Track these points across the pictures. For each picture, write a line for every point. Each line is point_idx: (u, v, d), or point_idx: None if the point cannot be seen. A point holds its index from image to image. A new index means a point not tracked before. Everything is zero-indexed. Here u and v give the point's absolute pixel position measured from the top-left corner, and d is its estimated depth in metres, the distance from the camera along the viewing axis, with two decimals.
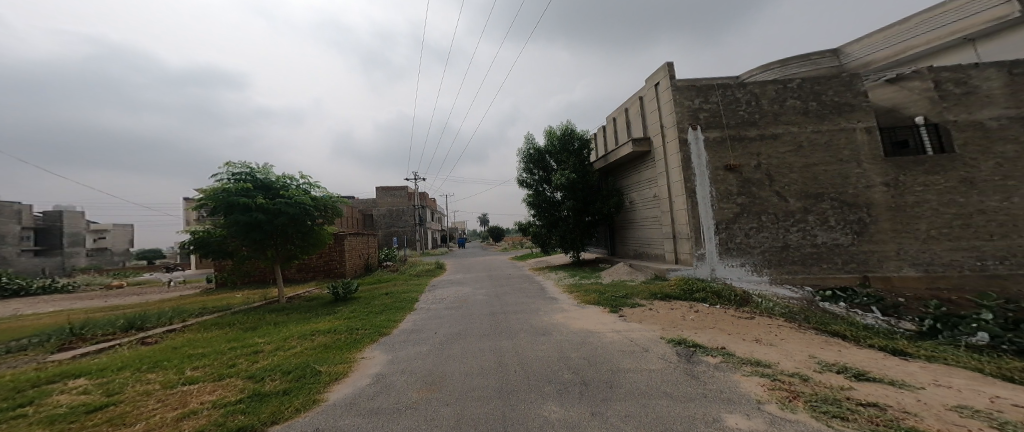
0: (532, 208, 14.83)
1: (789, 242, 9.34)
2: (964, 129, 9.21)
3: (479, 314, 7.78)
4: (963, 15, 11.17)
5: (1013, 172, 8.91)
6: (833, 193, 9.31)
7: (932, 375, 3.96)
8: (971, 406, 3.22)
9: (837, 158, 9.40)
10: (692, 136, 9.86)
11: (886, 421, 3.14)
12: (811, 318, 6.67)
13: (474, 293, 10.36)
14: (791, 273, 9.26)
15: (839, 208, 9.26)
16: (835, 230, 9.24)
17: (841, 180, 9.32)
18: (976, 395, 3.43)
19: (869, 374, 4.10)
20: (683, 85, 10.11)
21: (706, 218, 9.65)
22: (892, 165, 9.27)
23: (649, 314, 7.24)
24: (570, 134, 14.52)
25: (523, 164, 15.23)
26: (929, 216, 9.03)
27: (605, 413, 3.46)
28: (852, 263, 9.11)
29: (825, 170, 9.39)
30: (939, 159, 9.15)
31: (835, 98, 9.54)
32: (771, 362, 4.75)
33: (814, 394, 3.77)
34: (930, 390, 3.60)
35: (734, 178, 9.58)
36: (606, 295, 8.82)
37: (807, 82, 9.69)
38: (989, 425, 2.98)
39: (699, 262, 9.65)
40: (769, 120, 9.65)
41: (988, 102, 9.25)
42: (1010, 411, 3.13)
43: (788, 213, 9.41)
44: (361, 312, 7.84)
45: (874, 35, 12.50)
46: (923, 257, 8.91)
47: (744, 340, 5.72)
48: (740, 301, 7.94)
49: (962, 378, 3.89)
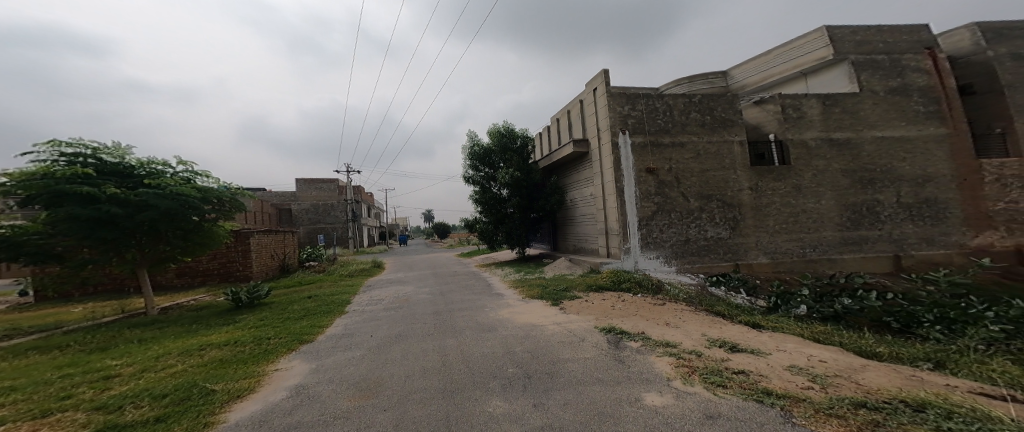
0: (478, 205, 15.02)
1: (690, 236, 10.55)
2: (798, 146, 11.02)
3: (423, 314, 7.85)
4: (805, 52, 12.76)
5: (826, 182, 11.01)
6: (719, 194, 10.68)
7: (776, 342, 4.85)
8: (799, 365, 4.04)
9: (722, 165, 10.79)
10: (623, 140, 10.66)
11: (750, 385, 3.85)
12: (703, 301, 7.71)
13: (411, 292, 10.45)
14: (691, 263, 10.54)
15: (723, 207, 10.66)
16: (719, 226, 10.64)
17: (724, 184, 10.72)
18: (801, 355, 4.30)
19: (739, 346, 4.94)
20: (615, 92, 10.87)
21: (630, 215, 10.49)
22: (754, 173, 10.88)
23: (586, 305, 7.85)
24: (512, 132, 14.94)
25: (468, 161, 15.33)
26: (778, 214, 10.79)
27: (546, 403, 3.80)
28: (730, 253, 10.65)
29: (714, 175, 10.73)
30: (782, 169, 10.92)
31: (723, 113, 10.92)
32: (677, 342, 5.48)
33: (705, 367, 4.46)
34: (776, 354, 4.44)
35: (652, 179, 10.56)
36: (549, 289, 9.32)
37: (706, 98, 10.96)
38: (808, 378, 3.78)
39: (624, 255, 10.45)
40: (679, 130, 10.77)
41: (809, 125, 11.15)
42: (821, 366, 4.00)
43: (692, 211, 10.61)
44: (272, 319, 7.56)
45: (756, 59, 14.38)
46: (771, 246, 10.69)
47: (657, 324, 6.45)
48: (655, 289, 8.90)
49: (795, 342, 4.82)
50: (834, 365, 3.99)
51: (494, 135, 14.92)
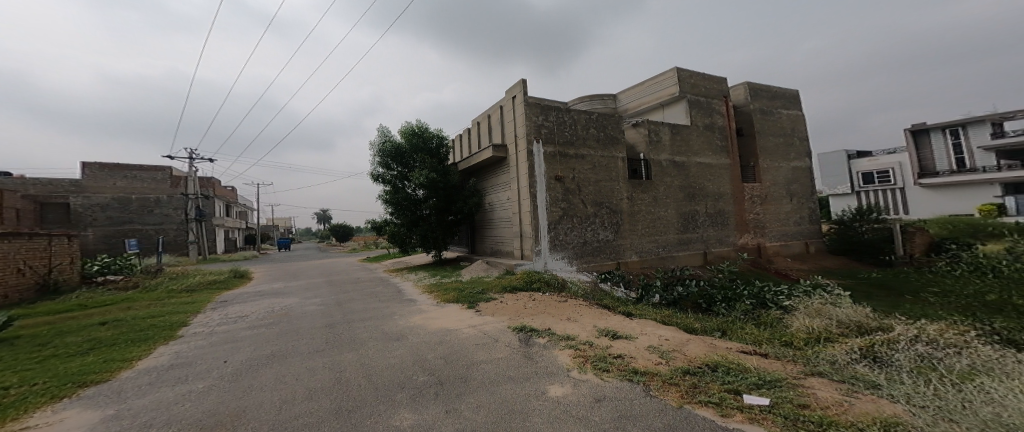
0: (390, 206, 14.53)
1: (587, 238, 11.72)
2: (656, 165, 13.14)
3: (314, 326, 7.35)
4: (659, 87, 14.75)
5: (671, 195, 13.42)
6: (608, 202, 12.12)
7: (643, 327, 5.85)
8: (656, 345, 4.99)
9: (610, 176, 12.25)
10: (537, 148, 11.19)
11: (626, 367, 4.52)
12: (595, 296, 8.72)
13: (292, 304, 9.67)
14: (588, 262, 11.73)
15: (611, 213, 12.14)
16: (607, 229, 12.07)
17: (611, 193, 12.20)
18: (656, 337, 5.35)
19: (618, 332, 5.77)
20: (531, 102, 11.43)
21: (542, 219, 11.14)
22: (632, 185, 12.67)
23: (501, 307, 8.14)
24: (432, 134, 14.90)
25: (378, 158, 14.73)
26: (644, 221, 12.81)
27: (459, 408, 3.71)
28: (613, 252, 12.16)
29: (604, 185, 12.10)
30: (646, 183, 12.92)
31: (612, 131, 12.46)
32: (575, 334, 6.05)
33: (595, 355, 5.07)
34: (641, 337, 5.42)
35: (559, 187, 11.38)
36: (465, 292, 9.48)
37: (602, 116, 12.33)
38: (660, 354, 4.67)
39: (535, 256, 10.97)
40: (580, 143, 11.85)
41: (660, 149, 13.24)
42: (665, 344, 5.06)
43: (589, 218, 11.80)
44: (26, 357, 5.55)
45: (629, 89, 16.19)
46: (639, 246, 12.65)
47: (559, 319, 7.06)
48: (561, 286, 9.66)
49: (658, 326, 5.88)
50: (672, 341, 5.17)
51: (407, 134, 14.61)
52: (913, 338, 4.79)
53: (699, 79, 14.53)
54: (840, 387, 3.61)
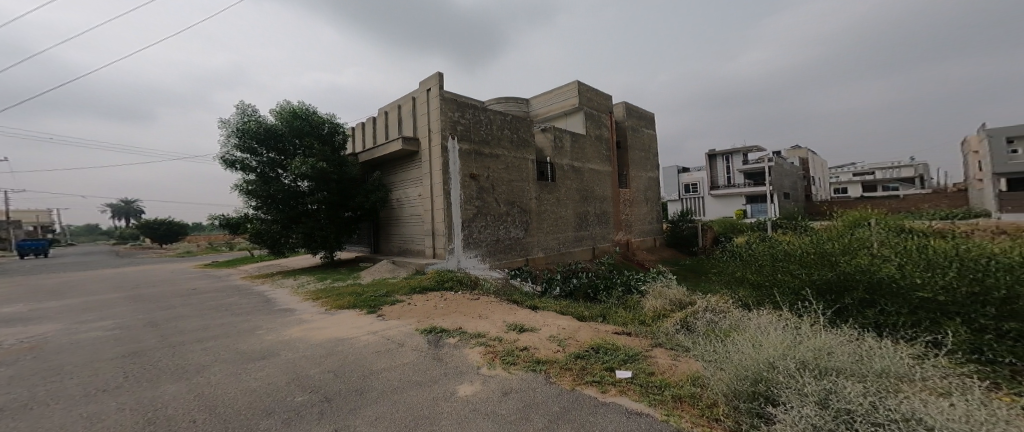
0: (263, 199, 12.87)
1: (499, 236, 12.06)
2: (559, 168, 14.13)
3: (128, 348, 5.45)
4: (563, 98, 15.86)
5: (569, 197, 14.52)
6: (519, 202, 12.67)
7: (548, 319, 6.24)
8: (557, 335, 5.41)
9: (521, 177, 12.78)
10: (452, 145, 11.11)
11: (532, 358, 4.79)
12: (507, 292, 9.03)
13: (54, 333, 6.46)
14: (500, 259, 12.08)
15: (522, 212, 12.72)
16: (518, 227, 12.59)
17: (522, 193, 12.75)
18: (556, 326, 5.83)
19: (525, 325, 6.11)
20: (447, 97, 11.17)
21: (456, 217, 11.03)
22: (540, 186, 13.42)
23: (407, 309, 7.81)
24: (309, 119, 13.53)
25: (245, 143, 12.89)
26: (548, 220, 13.64)
27: (353, 423, 3.35)
28: (523, 250, 12.73)
29: (516, 185, 12.59)
30: (552, 185, 13.83)
31: (526, 133, 13.06)
32: (485, 332, 6.19)
33: (504, 349, 5.27)
34: (545, 328, 5.81)
35: (474, 185, 11.47)
36: (366, 296, 8.86)
37: (518, 120, 12.85)
38: (558, 342, 5.13)
39: (448, 255, 10.81)
40: (496, 143, 12.16)
41: (563, 154, 14.33)
42: (561, 331, 5.57)
43: (501, 217, 12.15)
44: None
45: (539, 97, 17.02)
46: (545, 243, 13.47)
47: (469, 318, 7.15)
48: (473, 285, 9.73)
49: (560, 317, 6.35)
50: (566, 328, 5.71)
51: (284, 118, 13.08)
52: (707, 309, 6.27)
53: (595, 95, 16.12)
54: (672, 354, 4.86)
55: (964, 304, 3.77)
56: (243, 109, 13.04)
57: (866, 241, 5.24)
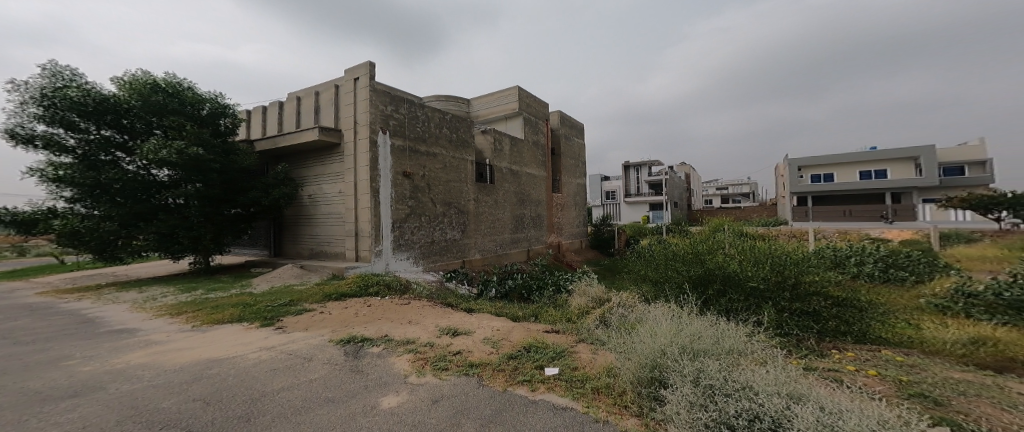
0: (96, 191, 9.85)
1: (434, 238, 11.73)
2: (497, 171, 14.16)
3: None
4: (503, 101, 15.95)
5: (506, 199, 14.60)
6: (457, 203, 12.44)
7: (481, 321, 6.13)
8: (491, 337, 5.33)
9: (459, 177, 12.58)
10: (382, 140, 10.46)
11: (464, 362, 4.67)
12: (441, 295, 8.79)
13: None
14: (434, 261, 11.75)
15: (459, 213, 12.51)
16: (454, 229, 12.37)
17: (459, 194, 12.55)
18: (491, 327, 5.77)
19: (459, 329, 5.94)
20: (380, 89, 10.52)
21: (385, 217, 10.41)
22: (478, 188, 13.31)
23: (318, 319, 6.91)
24: (163, 91, 10.63)
25: (65, 116, 9.62)
26: (485, 222, 13.61)
27: None
28: (460, 251, 12.59)
29: (454, 186, 12.37)
30: (490, 187, 13.82)
31: (465, 133, 12.90)
32: (415, 338, 5.92)
33: (436, 355, 5.08)
34: (479, 331, 5.71)
35: (407, 183, 10.99)
36: (259, 307, 7.49)
37: (457, 119, 12.66)
38: (492, 344, 5.07)
39: (375, 257, 10.21)
40: (433, 141, 11.81)
41: (502, 156, 14.40)
42: (493, 332, 5.57)
43: (435, 218, 11.79)
44: None
45: (478, 99, 16.93)
46: (482, 245, 13.44)
47: (398, 324, 6.78)
48: (403, 289, 9.23)
49: (494, 319, 6.31)
50: (501, 329, 5.66)
51: (136, 89, 10.19)
52: (620, 305, 6.72)
53: (534, 101, 16.45)
54: (592, 348, 5.09)
55: (773, 291, 5.67)
56: (55, 69, 9.66)
57: (718, 242, 6.60)
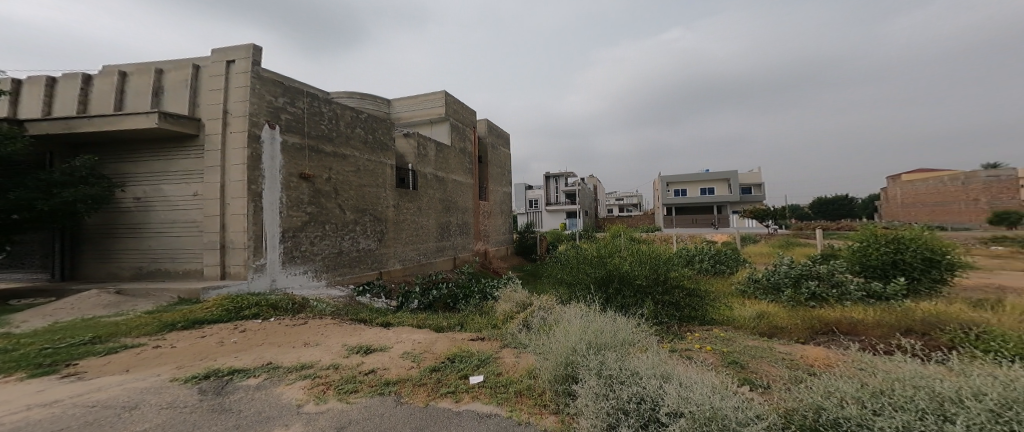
0: None
1: (341, 248, 10.49)
2: (421, 176, 13.42)
3: None
4: (429, 105, 15.29)
5: (432, 206, 13.98)
6: (371, 209, 11.40)
7: (400, 336, 5.49)
8: (412, 351, 4.78)
9: (374, 182, 11.58)
10: (266, 134, 8.96)
11: (376, 380, 4.12)
12: (352, 311, 7.85)
13: None
14: (341, 275, 10.47)
15: (373, 221, 11.48)
16: (368, 238, 11.31)
17: (375, 200, 11.53)
18: (411, 342, 5.18)
19: (373, 347, 5.23)
20: (267, 78, 9.07)
21: (271, 226, 8.89)
22: (397, 193, 12.36)
23: (153, 355, 5.24)
24: None
25: None
26: (406, 229, 12.75)
27: None
28: (374, 262, 11.54)
29: (369, 191, 11.35)
30: (412, 193, 12.97)
31: (381, 135, 11.89)
32: (314, 362, 5.05)
33: (341, 377, 4.36)
34: (397, 347, 5.09)
35: (307, 187, 9.64)
36: (31, 351, 5.07)
37: (370, 119, 11.59)
38: (414, 360, 4.51)
39: (257, 275, 8.57)
40: (339, 141, 10.58)
41: (426, 161, 13.65)
42: (411, 345, 5.03)
43: (342, 225, 10.55)
44: None
45: (401, 100, 15.96)
46: (403, 254, 12.57)
47: (293, 347, 5.80)
48: (295, 308, 7.91)
49: (415, 331, 5.74)
50: (425, 342, 5.11)
51: None
52: (541, 308, 6.65)
53: (461, 107, 16.04)
54: (516, 351, 4.92)
55: (650, 286, 6.39)
56: None
57: (616, 246, 7.02)
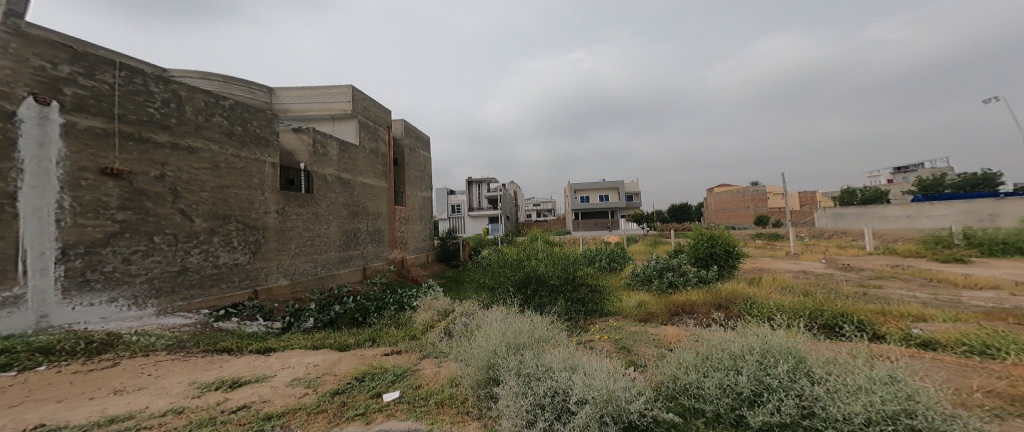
0: None
1: (187, 266, 7.15)
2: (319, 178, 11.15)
3: None
4: (332, 99, 14.18)
5: (332, 212, 11.84)
6: (240, 215, 8.28)
7: (281, 363, 5.05)
8: (305, 377, 4.42)
9: (246, 183, 8.45)
10: (30, 112, 5.48)
11: (251, 419, 3.41)
12: (202, 340, 5.93)
13: None
14: (186, 300, 7.12)
15: (242, 230, 8.32)
16: (236, 251, 8.14)
17: (247, 204, 8.44)
18: (302, 367, 4.78)
19: (242, 379, 4.38)
20: (41, 36, 5.67)
21: (37, 239, 5.48)
22: (283, 197, 9.51)
23: None
24: None
25: None
26: (297, 238, 9.94)
27: None
28: (246, 279, 8.36)
29: (235, 193, 8.13)
30: (304, 196, 10.59)
31: (257, 129, 8.73)
32: (133, 410, 3.60)
33: (187, 424, 3.36)
34: (279, 375, 4.57)
35: (116, 186, 6.18)
36: None
37: (239, 106, 8.31)
38: (305, 385, 4.17)
39: (4, 312, 5.16)
40: (187, 131, 7.20)
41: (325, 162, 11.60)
42: (312, 371, 4.62)
43: (186, 234, 7.17)
44: None
45: (296, 90, 14.38)
46: (290, 268, 9.64)
47: (92, 399, 3.93)
48: (96, 351, 5.17)
49: (312, 355, 5.32)
50: (321, 366, 4.77)
51: None
52: (462, 314, 6.64)
53: (371, 106, 15.24)
54: (436, 361, 4.85)
55: (563, 285, 6.79)
56: None
57: (533, 249, 7.53)
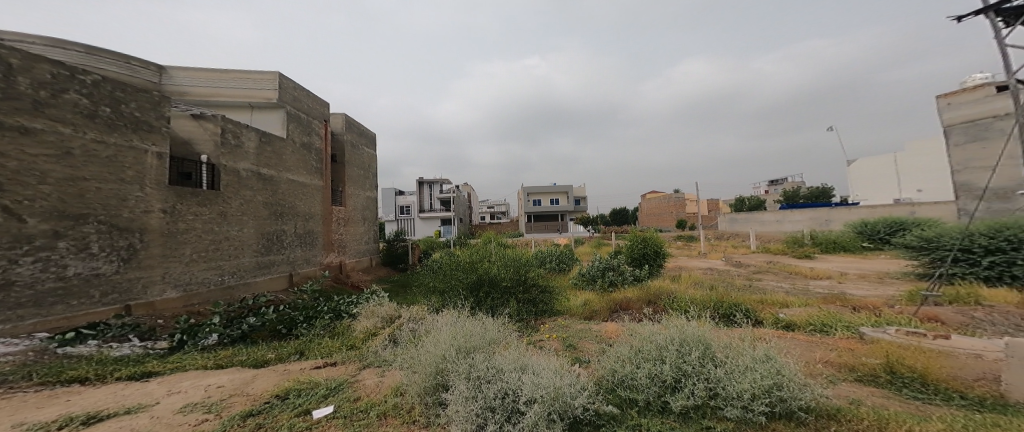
0: None
1: (13, 278, 5.51)
2: (228, 173, 9.36)
3: None
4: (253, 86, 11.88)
5: (248, 211, 9.91)
6: (103, 215, 6.54)
7: (167, 386, 4.40)
8: (203, 402, 3.88)
9: (117, 176, 6.73)
10: None
11: None
12: (39, 369, 4.67)
13: None
14: (13, 321, 5.46)
15: (105, 233, 6.56)
16: (97, 259, 6.43)
17: (115, 202, 6.71)
18: (199, 389, 4.23)
19: (100, 413, 3.62)
20: None
21: None
22: (173, 192, 7.79)
23: None
24: None
25: None
26: (194, 241, 8.21)
27: None
28: (112, 294, 6.64)
29: (96, 188, 6.42)
30: (207, 193, 8.66)
31: (135, 113, 7.03)
32: None
33: None
34: (162, 402, 3.93)
35: None
36: None
37: (108, 81, 6.66)
38: (204, 411, 3.69)
39: None
40: (19, 107, 5.64)
41: (240, 156, 9.72)
42: (214, 395, 4.09)
43: (11, 238, 5.53)
44: None
45: (203, 71, 11.80)
46: (184, 277, 7.96)
47: None
48: None
49: (220, 373, 4.86)
50: (225, 387, 4.28)
51: None
52: (410, 319, 6.58)
53: (304, 97, 13.19)
54: (378, 371, 4.78)
55: (514, 286, 6.95)
56: None
57: (485, 251, 7.55)
